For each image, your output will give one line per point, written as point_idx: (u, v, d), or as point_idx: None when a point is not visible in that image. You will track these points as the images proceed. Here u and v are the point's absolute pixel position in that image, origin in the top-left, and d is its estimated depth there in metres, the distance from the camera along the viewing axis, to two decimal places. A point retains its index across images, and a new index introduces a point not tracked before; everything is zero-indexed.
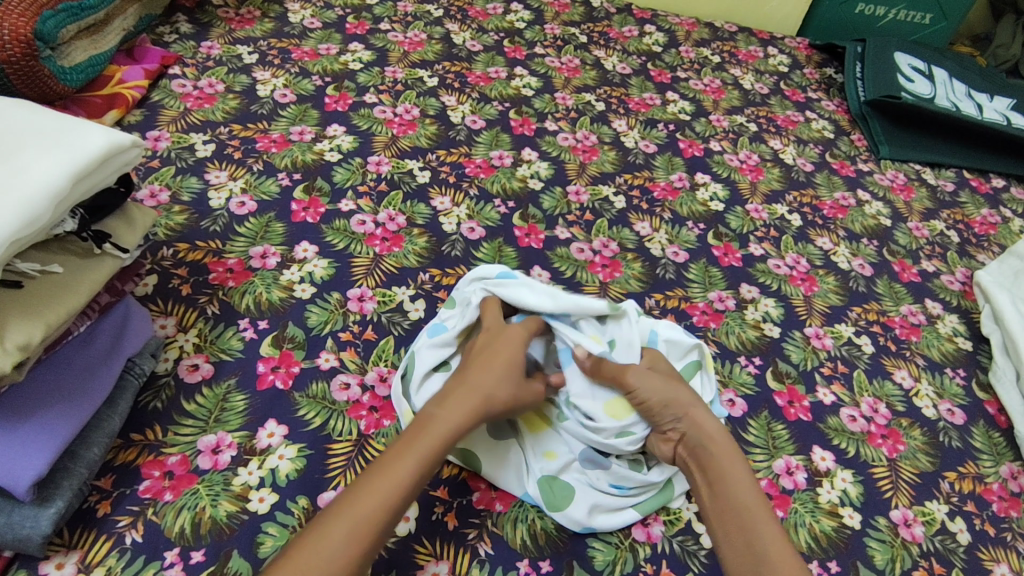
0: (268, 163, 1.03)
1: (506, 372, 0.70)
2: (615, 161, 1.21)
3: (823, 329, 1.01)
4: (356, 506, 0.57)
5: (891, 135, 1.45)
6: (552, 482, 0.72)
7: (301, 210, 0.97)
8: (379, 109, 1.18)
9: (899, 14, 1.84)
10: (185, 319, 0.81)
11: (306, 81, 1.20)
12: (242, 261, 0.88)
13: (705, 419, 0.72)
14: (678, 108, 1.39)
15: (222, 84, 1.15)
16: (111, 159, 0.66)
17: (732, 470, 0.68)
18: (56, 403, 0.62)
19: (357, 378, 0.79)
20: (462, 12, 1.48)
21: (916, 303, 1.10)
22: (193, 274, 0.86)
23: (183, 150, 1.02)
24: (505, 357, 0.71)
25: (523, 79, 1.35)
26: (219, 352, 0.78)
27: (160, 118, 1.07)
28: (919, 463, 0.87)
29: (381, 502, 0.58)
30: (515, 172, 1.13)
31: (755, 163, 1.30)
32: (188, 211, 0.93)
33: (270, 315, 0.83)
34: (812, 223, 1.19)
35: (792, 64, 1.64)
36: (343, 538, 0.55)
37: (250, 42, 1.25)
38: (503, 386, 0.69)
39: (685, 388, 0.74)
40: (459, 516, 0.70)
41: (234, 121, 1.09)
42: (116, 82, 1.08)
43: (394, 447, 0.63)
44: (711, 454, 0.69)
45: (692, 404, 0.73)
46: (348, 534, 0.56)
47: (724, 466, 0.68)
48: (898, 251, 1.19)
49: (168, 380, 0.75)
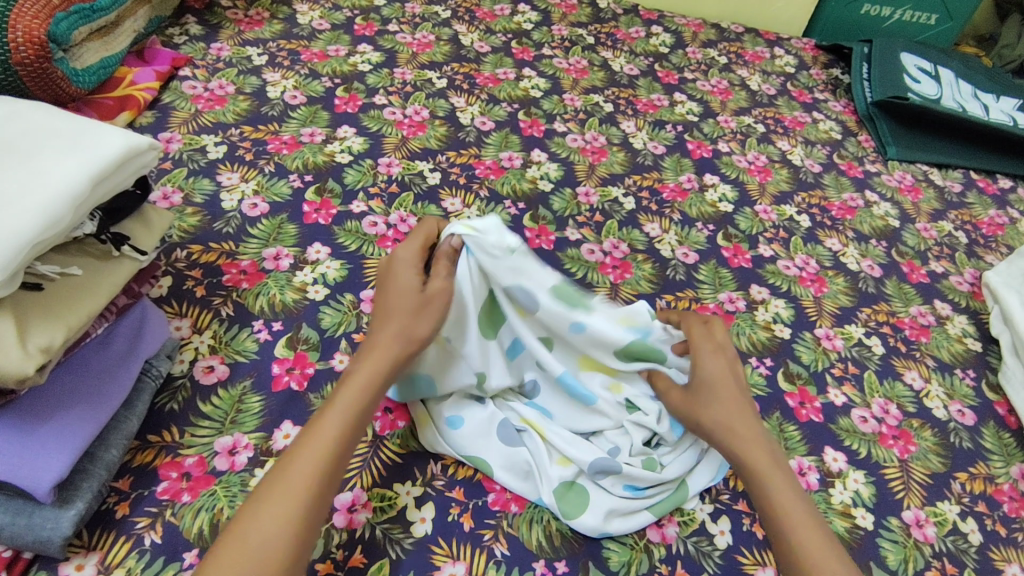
0: (279, 165, 1.03)
1: (411, 308, 0.68)
2: (623, 163, 1.22)
3: (833, 330, 1.01)
4: (283, 477, 0.58)
5: (897, 135, 1.45)
6: (566, 488, 0.71)
7: (312, 212, 0.97)
8: (389, 111, 1.18)
9: (905, 14, 1.85)
10: (200, 320, 0.81)
11: (316, 83, 1.20)
12: (255, 262, 0.88)
13: (763, 455, 0.69)
14: (685, 109, 1.39)
15: (232, 86, 1.15)
16: (128, 162, 0.66)
17: (788, 509, 0.65)
18: (76, 404, 0.63)
19: None
20: (469, 13, 1.49)
21: (925, 304, 1.10)
22: (206, 275, 0.86)
23: (194, 152, 1.02)
24: (399, 292, 0.69)
25: (531, 80, 1.35)
26: (233, 354, 0.79)
27: (171, 120, 1.07)
28: (930, 464, 0.87)
29: (313, 461, 0.59)
30: (524, 174, 1.14)
31: (763, 164, 1.30)
32: (201, 213, 0.93)
33: (284, 316, 0.83)
34: (821, 224, 1.20)
35: (798, 65, 1.64)
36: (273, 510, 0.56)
37: (259, 44, 1.25)
38: (415, 323, 0.68)
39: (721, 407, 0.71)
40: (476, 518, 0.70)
41: (244, 123, 1.09)
42: (128, 83, 1.08)
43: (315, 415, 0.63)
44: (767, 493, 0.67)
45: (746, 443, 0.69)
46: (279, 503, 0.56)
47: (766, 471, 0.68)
48: (907, 252, 1.19)
49: (184, 382, 0.75)
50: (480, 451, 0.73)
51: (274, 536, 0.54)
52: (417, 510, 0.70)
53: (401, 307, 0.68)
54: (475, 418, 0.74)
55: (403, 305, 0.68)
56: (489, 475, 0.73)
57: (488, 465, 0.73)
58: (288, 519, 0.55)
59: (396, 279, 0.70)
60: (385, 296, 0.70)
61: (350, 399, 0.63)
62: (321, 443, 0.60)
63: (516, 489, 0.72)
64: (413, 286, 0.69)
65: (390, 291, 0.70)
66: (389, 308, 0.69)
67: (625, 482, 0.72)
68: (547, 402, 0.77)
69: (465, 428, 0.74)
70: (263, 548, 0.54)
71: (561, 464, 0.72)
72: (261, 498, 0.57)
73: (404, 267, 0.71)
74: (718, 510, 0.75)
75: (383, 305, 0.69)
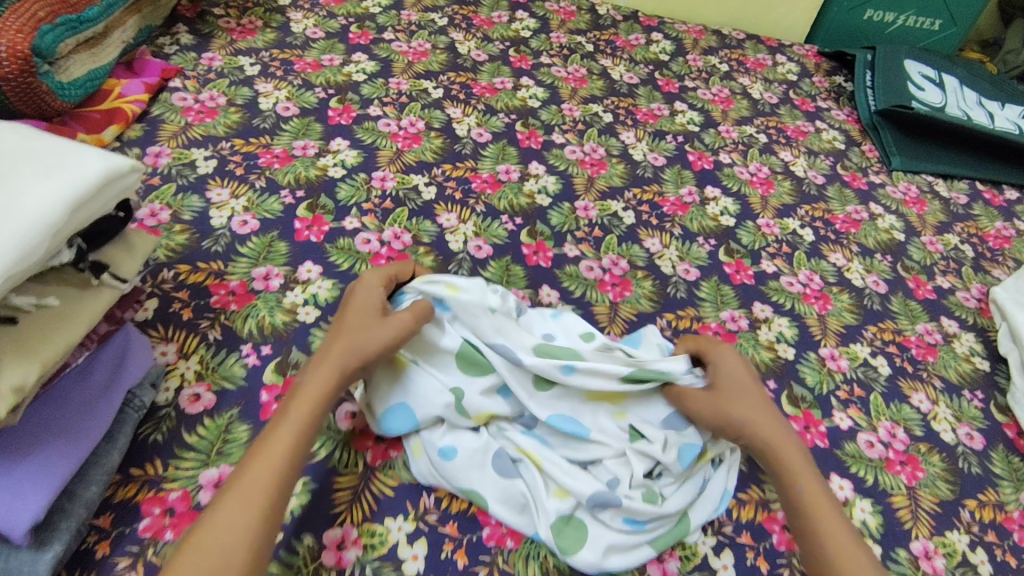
0: (270, 180, 1.01)
1: (363, 326, 0.70)
2: (623, 175, 1.19)
3: (838, 350, 0.98)
4: (241, 483, 0.59)
5: (901, 146, 1.43)
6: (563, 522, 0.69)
7: (304, 229, 0.95)
8: (383, 122, 1.16)
9: (908, 20, 1.82)
10: (186, 345, 0.78)
11: (309, 93, 1.17)
12: (244, 283, 0.86)
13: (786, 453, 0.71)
14: (686, 118, 1.37)
15: (224, 97, 1.13)
16: (108, 186, 0.63)
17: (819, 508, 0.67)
18: (54, 440, 0.60)
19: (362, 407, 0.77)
20: (466, 21, 1.46)
21: (932, 321, 1.08)
22: (193, 297, 0.83)
23: (184, 167, 0.99)
24: (356, 312, 0.72)
25: (529, 90, 1.33)
26: (220, 381, 0.76)
27: (159, 133, 1.04)
28: (939, 491, 0.85)
29: (267, 470, 0.59)
30: (522, 188, 1.11)
31: (765, 175, 1.28)
32: (189, 231, 0.91)
33: (273, 340, 0.81)
34: (825, 239, 1.17)
35: (801, 72, 1.62)
36: (229, 520, 0.56)
37: (252, 53, 1.23)
38: (364, 339, 0.69)
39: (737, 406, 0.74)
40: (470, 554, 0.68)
41: (235, 136, 1.06)
42: (116, 96, 1.05)
43: (268, 425, 0.64)
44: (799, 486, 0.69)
45: (773, 437, 0.72)
46: (235, 511, 0.57)
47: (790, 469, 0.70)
48: (912, 266, 1.17)
49: (168, 411, 0.73)
50: (475, 482, 0.71)
51: (232, 539, 0.55)
52: (409, 547, 0.67)
53: (355, 325, 0.70)
54: (467, 447, 0.72)
55: (356, 323, 0.70)
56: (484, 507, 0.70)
57: (483, 498, 0.70)
58: (245, 529, 0.56)
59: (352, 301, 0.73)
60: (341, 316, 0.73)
61: (304, 407, 0.64)
62: (275, 449, 0.61)
63: (513, 523, 0.70)
64: (369, 307, 0.72)
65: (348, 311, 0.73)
66: (344, 326, 0.71)
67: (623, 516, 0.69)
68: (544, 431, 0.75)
69: (458, 458, 0.71)
70: (221, 556, 0.54)
71: (558, 497, 0.70)
72: (216, 505, 0.57)
73: (361, 288, 0.74)
74: (720, 543, 0.73)
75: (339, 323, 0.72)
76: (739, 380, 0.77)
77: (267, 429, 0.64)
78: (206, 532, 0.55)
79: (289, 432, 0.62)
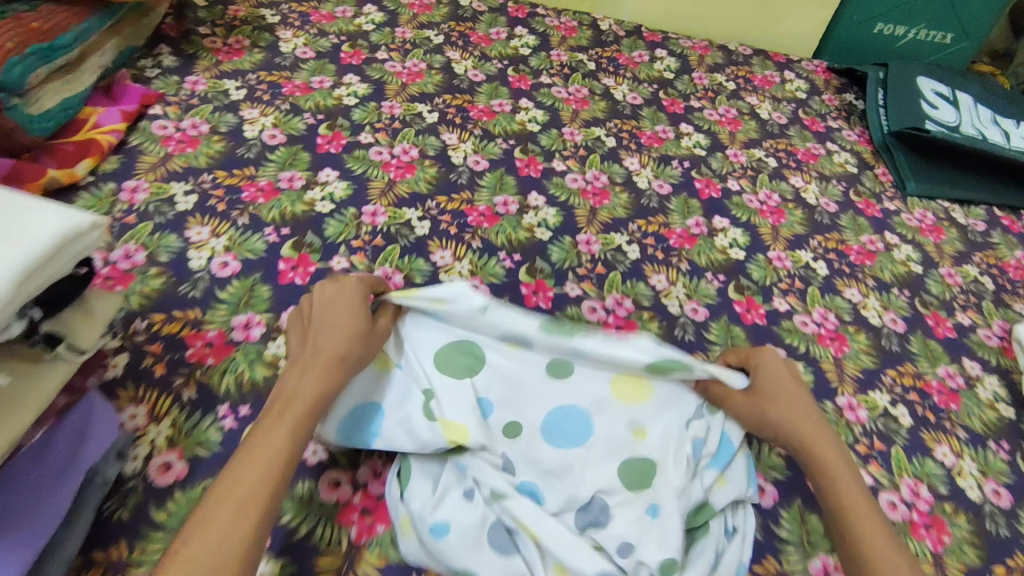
0: (254, 216, 0.95)
1: (356, 326, 0.70)
2: (627, 205, 1.14)
3: (856, 399, 0.94)
4: (241, 482, 0.56)
5: (917, 170, 1.37)
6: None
7: (288, 270, 0.89)
8: (375, 150, 1.10)
9: (920, 33, 1.75)
10: (158, 407, 0.73)
11: (297, 119, 1.12)
12: (222, 333, 0.80)
13: (824, 449, 0.73)
14: (692, 141, 1.31)
15: (206, 124, 1.07)
16: (65, 248, 0.58)
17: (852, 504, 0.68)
18: (6, 533, 0.56)
19: (347, 475, 0.73)
20: (463, 38, 1.41)
21: (953, 363, 1.03)
22: (167, 350, 0.77)
23: (162, 203, 0.93)
24: (347, 311, 0.71)
25: (529, 112, 1.27)
26: (194, 447, 0.71)
27: (137, 165, 0.98)
28: (965, 558, 0.80)
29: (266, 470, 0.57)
30: (521, 221, 1.05)
31: (775, 204, 1.22)
32: (165, 274, 0.85)
33: (253, 399, 0.76)
34: (840, 272, 1.12)
35: (810, 89, 1.56)
36: (227, 524, 0.53)
37: (237, 76, 1.17)
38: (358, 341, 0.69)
39: (773, 404, 0.77)
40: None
41: (218, 167, 1.00)
42: (91, 126, 0.99)
43: (259, 427, 0.61)
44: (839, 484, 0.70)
45: (808, 434, 0.74)
46: (232, 516, 0.54)
47: (826, 464, 0.72)
48: (931, 302, 1.11)
49: (135, 484, 0.68)
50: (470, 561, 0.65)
51: (229, 544, 0.52)
52: None
53: (347, 324, 0.70)
54: (462, 521, 0.66)
55: (350, 321, 0.70)
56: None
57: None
58: (244, 531, 0.53)
59: (340, 299, 0.72)
60: (326, 313, 0.71)
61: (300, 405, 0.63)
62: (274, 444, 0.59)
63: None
64: (362, 308, 0.72)
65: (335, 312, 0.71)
66: (337, 325, 0.70)
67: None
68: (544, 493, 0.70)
69: (453, 535, 0.65)
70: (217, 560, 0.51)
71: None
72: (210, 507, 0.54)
73: (348, 289, 0.74)
74: None
75: (327, 320, 0.71)
76: (783, 381, 0.78)
77: (257, 431, 0.61)
78: (202, 534, 0.52)
79: (284, 433, 0.60)
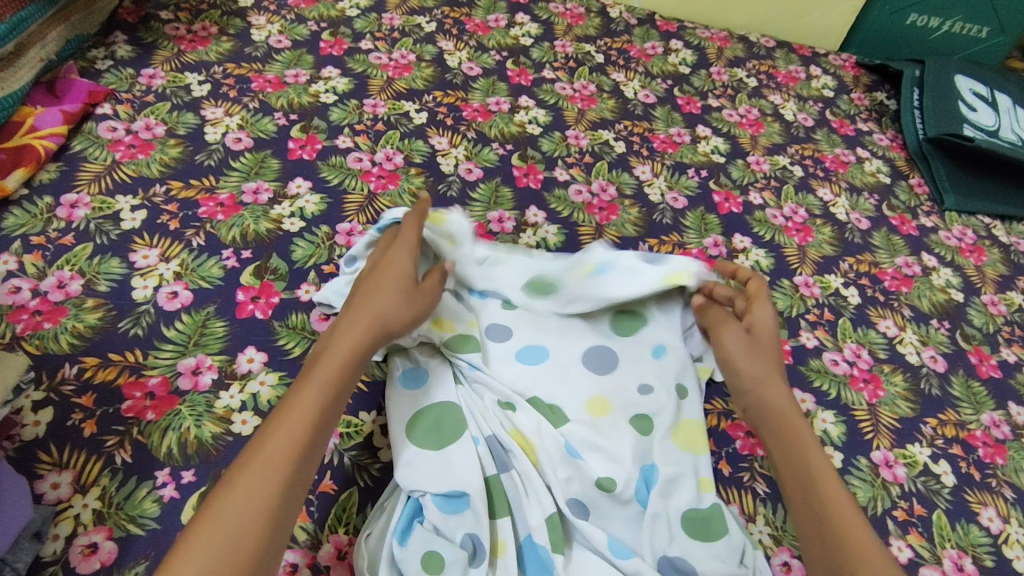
0: (211, 236, 0.83)
1: (391, 291, 0.66)
2: (637, 222, 1.01)
3: (893, 453, 0.83)
4: (260, 458, 0.51)
5: (956, 180, 1.24)
6: (611, 484, 0.67)
7: (248, 301, 0.78)
8: (354, 157, 0.97)
9: (955, 26, 1.60)
10: (85, 474, 0.62)
11: (267, 120, 0.99)
12: (165, 381, 0.69)
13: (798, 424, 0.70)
14: (710, 146, 1.18)
15: (162, 126, 0.94)
16: None
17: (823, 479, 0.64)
18: None
19: (306, 557, 0.62)
20: (458, 26, 1.27)
21: (999, 410, 0.91)
22: (100, 403, 0.67)
23: (105, 220, 0.82)
24: (386, 278, 0.67)
25: (529, 112, 1.14)
26: (125, 523, 0.60)
27: (78, 175, 0.86)
28: None
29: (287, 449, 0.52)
30: (518, 241, 0.94)
31: (802, 220, 1.10)
32: (103, 306, 0.74)
33: (198, 463, 0.65)
34: (873, 301, 1.00)
35: (838, 87, 1.42)
36: (244, 501, 0.48)
37: (201, 68, 1.04)
38: (394, 308, 0.65)
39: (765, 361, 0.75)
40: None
41: (172, 177, 0.88)
42: (27, 129, 0.87)
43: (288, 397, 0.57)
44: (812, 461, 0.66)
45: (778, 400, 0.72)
46: (250, 495, 0.49)
47: (795, 430, 0.69)
48: (973, 335, 1.00)
49: (55, 571, 0.57)
50: (498, 506, 0.65)
51: (244, 527, 0.47)
52: None
53: (384, 290, 0.65)
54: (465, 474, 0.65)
55: (386, 286, 0.66)
56: (525, 539, 0.65)
57: (518, 513, 0.65)
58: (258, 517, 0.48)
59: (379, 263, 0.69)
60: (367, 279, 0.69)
61: (333, 368, 0.58)
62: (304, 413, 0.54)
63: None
64: (399, 272, 0.67)
65: (379, 274, 0.68)
66: (377, 285, 0.66)
67: (666, 476, 0.69)
68: (539, 394, 0.74)
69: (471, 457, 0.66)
70: (232, 544, 0.46)
71: (599, 464, 0.69)
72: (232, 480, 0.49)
73: (392, 252, 0.69)
74: None
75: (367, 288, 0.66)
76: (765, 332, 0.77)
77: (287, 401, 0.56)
78: (217, 515, 0.47)
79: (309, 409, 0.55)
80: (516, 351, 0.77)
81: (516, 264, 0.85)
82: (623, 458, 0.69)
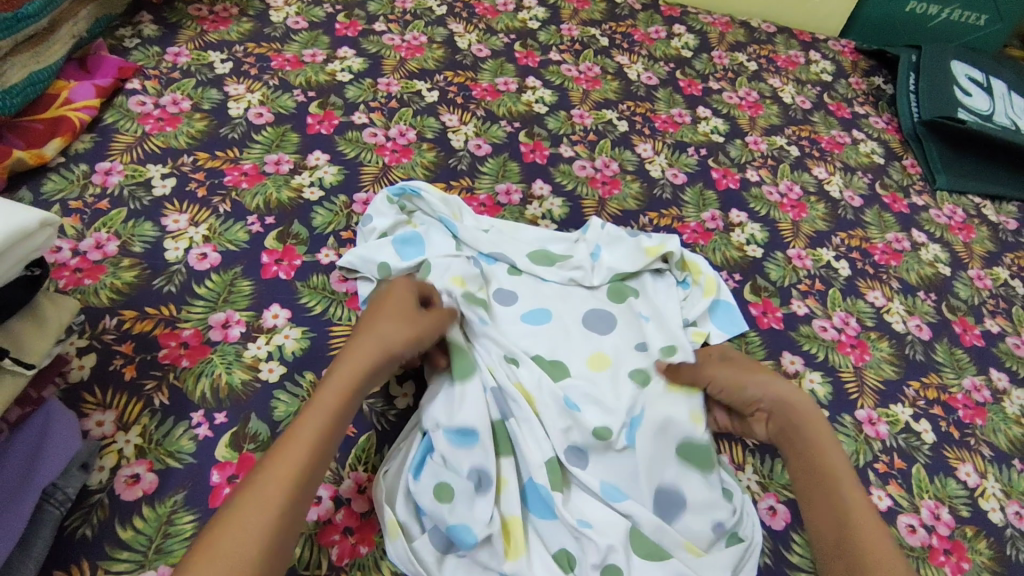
0: (236, 203, 0.88)
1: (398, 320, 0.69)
2: (638, 197, 1.06)
3: (876, 412, 0.88)
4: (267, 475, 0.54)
5: (948, 161, 1.28)
6: (607, 432, 0.72)
7: (272, 263, 0.83)
8: (369, 132, 1.02)
9: (954, 13, 1.63)
10: (127, 413, 0.68)
11: (286, 97, 1.04)
12: (198, 333, 0.75)
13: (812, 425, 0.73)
14: (709, 127, 1.23)
15: (188, 101, 0.99)
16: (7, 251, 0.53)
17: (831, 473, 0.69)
18: None
19: (330, 490, 0.68)
20: (467, 10, 1.31)
21: (980, 375, 0.96)
22: (139, 351, 0.72)
23: (138, 187, 0.87)
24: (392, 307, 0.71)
25: (535, 92, 1.18)
26: (164, 457, 0.66)
27: (111, 146, 0.91)
28: None
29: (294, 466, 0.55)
30: (524, 212, 0.99)
31: (796, 196, 1.14)
32: (139, 266, 0.79)
33: (229, 406, 0.70)
34: (863, 273, 1.05)
35: (836, 71, 1.46)
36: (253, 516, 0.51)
37: (223, 48, 1.09)
38: (399, 332, 0.68)
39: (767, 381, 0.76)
40: (514, 534, 0.66)
41: (199, 148, 0.93)
42: (62, 102, 0.92)
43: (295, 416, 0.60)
44: (824, 457, 0.70)
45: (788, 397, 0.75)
46: (258, 509, 0.52)
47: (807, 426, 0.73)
48: (958, 307, 1.05)
49: (101, 498, 0.63)
50: (501, 447, 0.71)
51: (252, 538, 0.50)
52: None
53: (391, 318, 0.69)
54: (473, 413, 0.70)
55: (393, 314, 0.69)
56: (528, 481, 0.70)
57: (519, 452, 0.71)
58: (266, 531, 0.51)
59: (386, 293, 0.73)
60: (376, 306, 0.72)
61: (338, 387, 0.62)
62: (303, 441, 0.57)
63: (552, 525, 0.67)
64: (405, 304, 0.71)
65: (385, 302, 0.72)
66: (387, 316, 0.69)
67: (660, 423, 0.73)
68: (543, 349, 0.79)
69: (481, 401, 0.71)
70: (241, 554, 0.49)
71: (596, 415, 0.74)
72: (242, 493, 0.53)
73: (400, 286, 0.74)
74: None
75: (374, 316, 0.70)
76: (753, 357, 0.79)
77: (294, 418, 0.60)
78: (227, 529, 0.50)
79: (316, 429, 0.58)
80: (522, 312, 0.82)
81: (520, 234, 0.92)
82: (617, 409, 0.74)
